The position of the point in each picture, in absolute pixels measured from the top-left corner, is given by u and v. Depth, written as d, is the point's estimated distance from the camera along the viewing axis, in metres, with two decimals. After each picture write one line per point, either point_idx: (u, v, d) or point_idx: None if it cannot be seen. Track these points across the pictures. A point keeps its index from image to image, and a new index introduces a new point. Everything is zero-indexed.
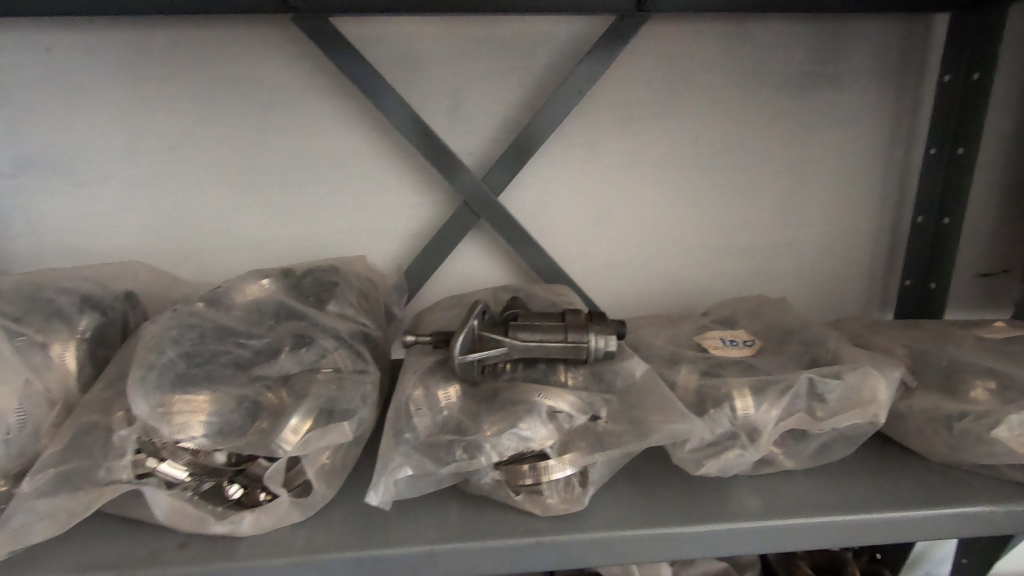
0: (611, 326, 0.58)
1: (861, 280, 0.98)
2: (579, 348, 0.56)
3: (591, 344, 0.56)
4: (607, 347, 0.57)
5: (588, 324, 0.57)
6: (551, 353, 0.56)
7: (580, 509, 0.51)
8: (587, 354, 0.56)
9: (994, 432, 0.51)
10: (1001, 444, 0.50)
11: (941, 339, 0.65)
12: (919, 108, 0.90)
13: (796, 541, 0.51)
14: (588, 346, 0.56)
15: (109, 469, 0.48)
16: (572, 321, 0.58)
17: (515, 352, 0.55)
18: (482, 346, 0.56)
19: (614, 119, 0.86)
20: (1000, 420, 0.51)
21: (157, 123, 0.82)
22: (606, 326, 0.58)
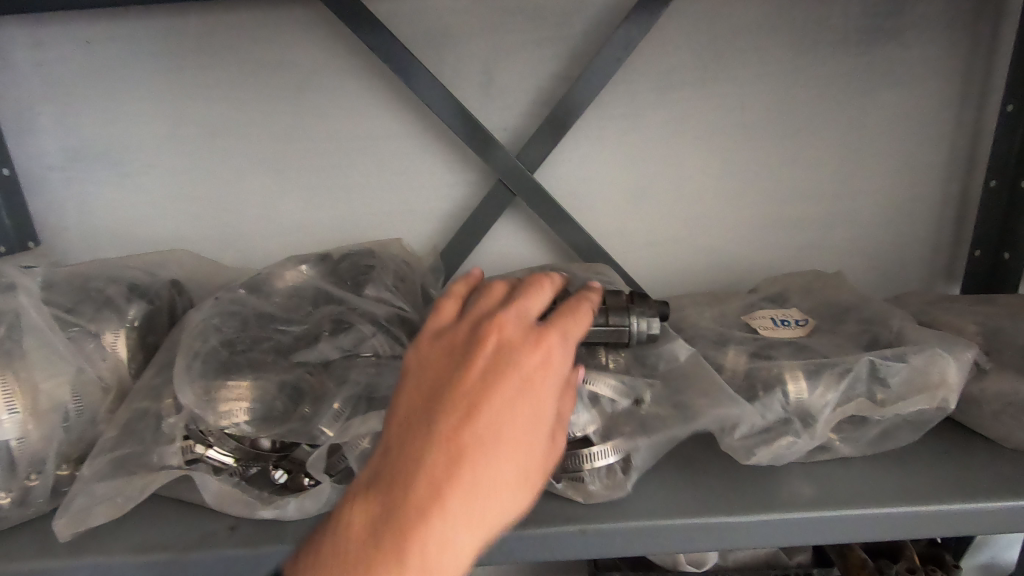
0: (653, 307, 0.56)
1: (925, 252, 0.91)
2: (622, 330, 0.54)
3: (634, 326, 0.54)
4: (650, 330, 0.54)
5: (630, 306, 0.55)
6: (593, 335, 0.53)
7: (623, 495, 0.49)
8: (630, 336, 0.54)
9: None
10: None
11: (1018, 314, 0.60)
12: (994, 61, 0.82)
13: (856, 532, 0.48)
14: (631, 327, 0.54)
15: (162, 454, 0.49)
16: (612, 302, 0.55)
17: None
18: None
19: (655, 87, 0.82)
20: None
21: (195, 111, 0.82)
22: (648, 307, 0.56)
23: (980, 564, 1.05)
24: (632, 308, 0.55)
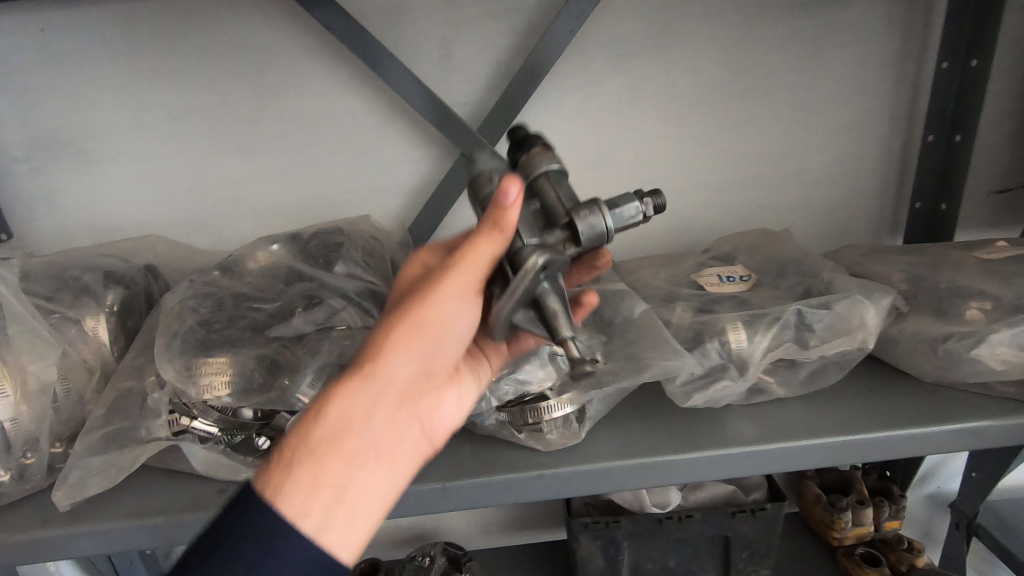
0: (469, 158, 0.49)
1: (871, 206, 0.96)
2: (504, 173, 0.47)
3: (489, 174, 0.47)
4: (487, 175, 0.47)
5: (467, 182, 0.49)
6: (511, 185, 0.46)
7: (577, 442, 0.55)
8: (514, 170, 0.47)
9: (974, 351, 0.53)
10: (982, 363, 0.52)
11: (941, 263, 0.64)
12: (932, 19, 0.85)
13: (787, 461, 0.53)
14: (493, 171, 0.47)
15: (149, 428, 0.53)
16: (469, 188, 0.48)
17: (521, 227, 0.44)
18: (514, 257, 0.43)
19: (609, 56, 0.84)
20: (981, 340, 0.52)
21: (157, 96, 0.83)
22: (474, 162, 0.49)
23: (928, 494, 1.14)
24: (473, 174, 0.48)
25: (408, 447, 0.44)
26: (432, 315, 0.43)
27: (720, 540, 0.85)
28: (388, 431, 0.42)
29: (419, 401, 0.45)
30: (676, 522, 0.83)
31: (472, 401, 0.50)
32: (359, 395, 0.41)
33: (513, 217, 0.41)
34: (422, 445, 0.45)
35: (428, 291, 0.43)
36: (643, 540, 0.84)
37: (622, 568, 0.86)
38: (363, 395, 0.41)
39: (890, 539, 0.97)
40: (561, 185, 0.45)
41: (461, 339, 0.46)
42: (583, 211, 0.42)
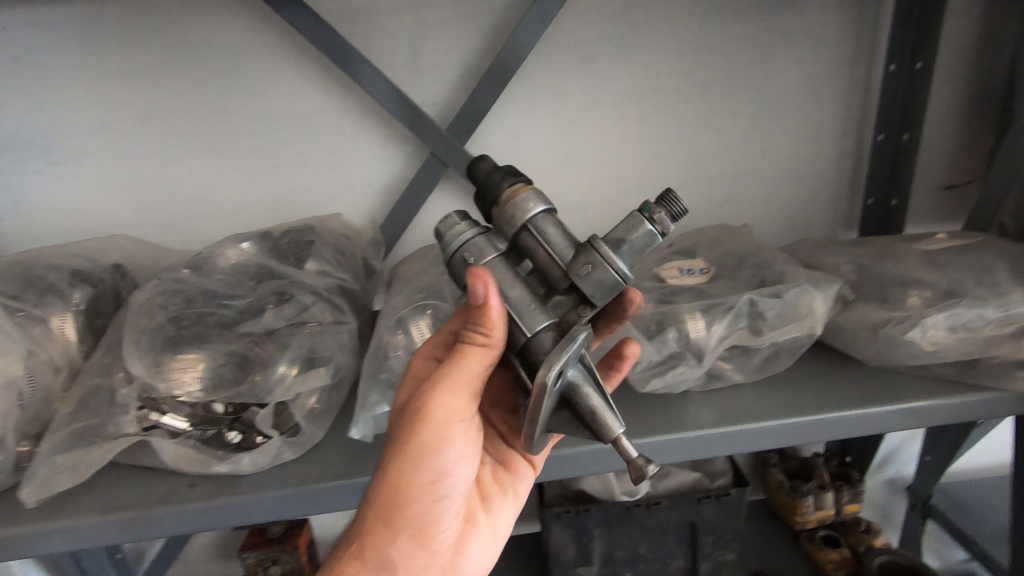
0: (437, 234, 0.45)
1: (827, 202, 1.00)
2: (482, 244, 0.43)
3: (465, 248, 0.43)
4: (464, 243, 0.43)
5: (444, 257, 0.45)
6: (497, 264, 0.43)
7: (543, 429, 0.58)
8: (491, 234, 0.44)
9: (909, 334, 0.57)
10: (917, 345, 0.56)
11: (886, 254, 0.68)
12: (880, 23, 0.89)
13: (742, 443, 0.56)
14: (468, 245, 0.43)
15: (117, 424, 0.53)
16: (450, 274, 0.44)
17: (526, 307, 0.42)
18: (529, 356, 0.42)
19: (574, 58, 0.86)
20: (913, 324, 0.57)
21: (123, 96, 0.82)
22: (445, 235, 0.45)
23: (887, 479, 1.19)
24: (449, 251, 0.44)
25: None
26: (418, 483, 0.46)
27: (687, 525, 0.88)
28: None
29: (422, 563, 0.49)
30: (644, 509, 0.85)
31: (497, 534, 0.56)
32: (358, 574, 0.45)
33: (494, 308, 0.40)
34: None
35: (409, 461, 0.45)
36: (613, 528, 0.87)
37: (593, 556, 0.89)
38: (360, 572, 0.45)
39: (851, 522, 1.02)
40: (549, 235, 0.43)
41: (458, 491, 0.49)
42: (585, 269, 0.41)
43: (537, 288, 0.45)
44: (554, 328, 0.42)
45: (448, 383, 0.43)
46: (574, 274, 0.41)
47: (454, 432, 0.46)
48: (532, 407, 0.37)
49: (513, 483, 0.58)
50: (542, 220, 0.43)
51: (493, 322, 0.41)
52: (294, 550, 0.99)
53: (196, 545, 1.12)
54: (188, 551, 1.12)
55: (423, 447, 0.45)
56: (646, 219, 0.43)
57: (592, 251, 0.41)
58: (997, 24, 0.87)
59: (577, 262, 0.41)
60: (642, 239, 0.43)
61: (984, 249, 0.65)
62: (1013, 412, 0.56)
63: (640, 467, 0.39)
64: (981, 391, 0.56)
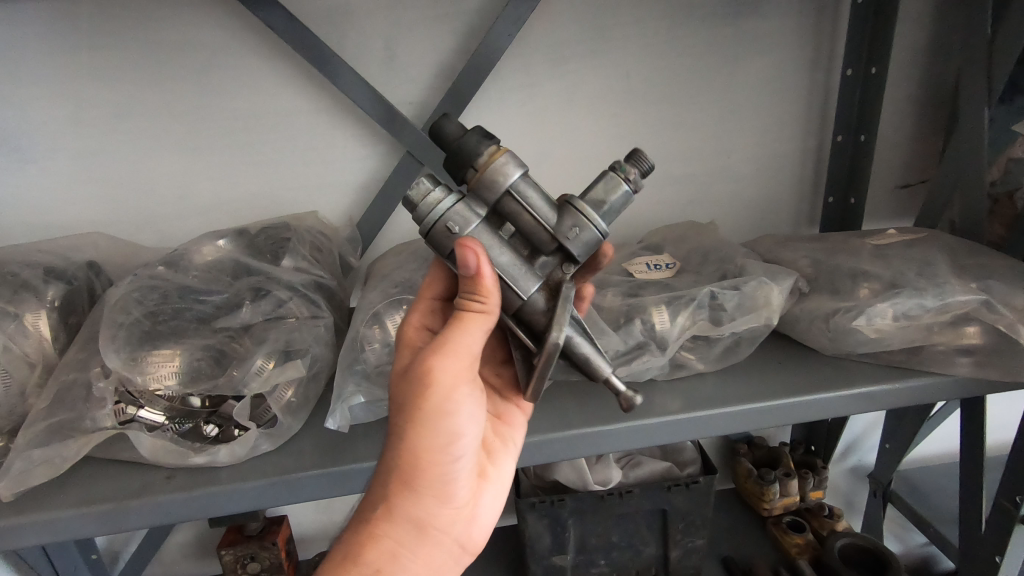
0: (409, 203, 0.44)
1: (791, 200, 1.04)
2: (465, 212, 0.43)
3: (447, 218, 0.43)
4: (442, 214, 0.43)
5: (420, 225, 0.44)
6: (483, 232, 0.44)
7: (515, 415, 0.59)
8: (469, 200, 0.44)
9: (855, 322, 0.61)
10: (861, 333, 0.60)
11: (841, 249, 0.72)
12: (838, 29, 0.93)
13: (704, 428, 0.58)
14: (450, 215, 0.43)
15: (94, 418, 0.54)
16: (431, 242, 0.44)
17: (518, 274, 0.45)
18: (523, 314, 0.46)
19: (546, 60, 0.89)
20: (860, 312, 0.61)
21: (95, 93, 0.82)
22: (418, 203, 0.44)
23: (850, 467, 1.24)
24: (428, 220, 0.44)
25: (443, 555, 0.49)
26: (433, 445, 0.46)
27: (658, 513, 0.91)
28: (423, 556, 0.47)
29: (448, 519, 0.49)
30: (616, 498, 0.88)
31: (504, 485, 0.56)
32: (388, 535, 0.46)
33: (488, 276, 0.43)
34: (456, 549, 0.51)
35: (422, 422, 0.45)
36: (586, 517, 0.89)
37: (568, 545, 0.91)
38: (389, 535, 0.46)
39: (813, 508, 1.06)
40: (533, 199, 0.44)
41: (473, 445, 0.49)
42: (573, 231, 0.44)
43: (521, 250, 0.47)
44: (546, 288, 0.46)
45: (450, 346, 0.45)
46: (562, 236, 0.44)
47: (462, 391, 0.46)
48: (540, 362, 0.43)
49: (507, 433, 0.57)
50: (521, 184, 0.44)
51: (487, 289, 0.43)
52: (272, 546, 1.00)
53: (173, 545, 1.11)
54: (165, 551, 1.12)
55: (435, 410, 0.46)
56: (623, 180, 0.47)
57: (577, 214, 0.45)
58: (946, 32, 0.92)
59: (563, 224, 0.44)
60: (620, 200, 0.46)
61: (930, 244, 0.69)
62: (955, 395, 0.60)
63: (626, 397, 0.46)
64: (926, 376, 0.60)
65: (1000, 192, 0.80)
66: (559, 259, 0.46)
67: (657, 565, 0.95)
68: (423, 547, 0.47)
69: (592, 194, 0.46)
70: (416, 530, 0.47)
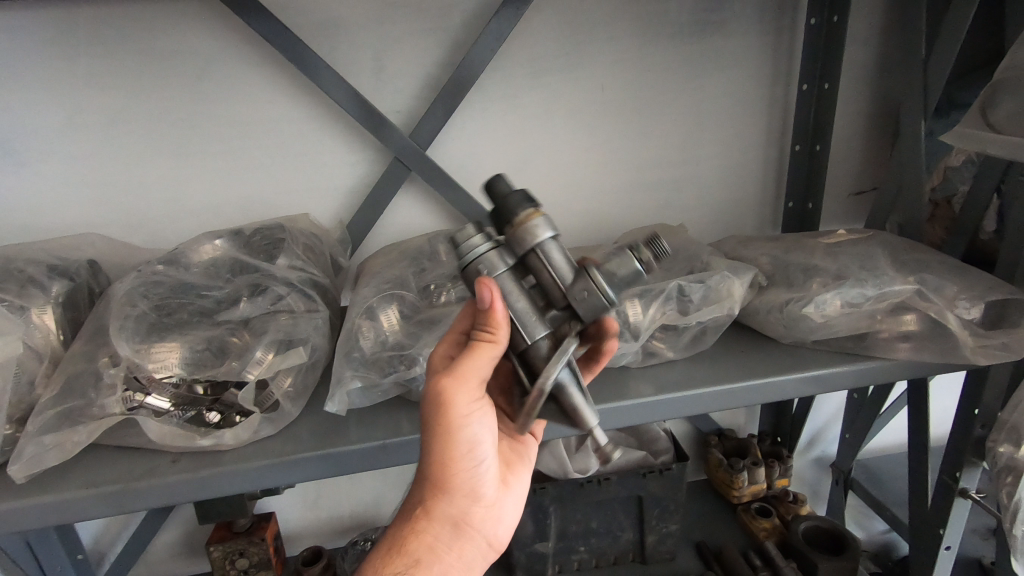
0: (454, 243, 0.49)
1: (754, 205, 1.11)
2: (495, 259, 0.47)
3: (479, 262, 0.47)
4: (484, 259, 0.47)
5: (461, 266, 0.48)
6: (506, 278, 0.48)
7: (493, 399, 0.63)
8: (502, 251, 0.48)
9: (805, 311, 0.68)
10: (811, 320, 0.67)
11: (796, 247, 0.79)
12: (795, 48, 1.01)
13: (672, 409, 0.64)
14: (482, 259, 0.47)
15: (103, 404, 0.57)
16: (465, 281, 0.48)
17: (527, 324, 0.48)
18: (528, 354, 0.49)
19: (527, 72, 0.94)
20: (811, 301, 0.68)
21: (91, 99, 0.85)
22: (460, 244, 0.48)
23: (815, 458, 1.31)
24: (463, 261, 0.48)
25: (474, 551, 0.54)
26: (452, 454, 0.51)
27: (634, 500, 0.96)
28: (455, 548, 0.53)
29: (479, 515, 0.55)
30: (595, 485, 0.93)
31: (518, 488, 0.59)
32: (426, 527, 0.52)
33: (499, 311, 0.47)
34: (485, 546, 0.55)
35: (442, 435, 0.50)
36: (567, 504, 0.94)
37: (550, 531, 0.96)
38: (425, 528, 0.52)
39: (780, 494, 1.12)
40: (553, 258, 0.47)
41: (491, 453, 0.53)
42: (582, 295, 0.47)
43: (538, 301, 0.50)
44: (551, 338, 0.49)
45: (461, 370, 0.49)
46: (572, 298, 0.47)
47: (476, 406, 0.51)
48: (527, 404, 0.45)
49: (524, 450, 0.62)
50: (549, 245, 0.47)
51: (497, 321, 0.47)
52: (261, 542, 1.02)
53: (159, 545, 1.13)
54: (150, 551, 1.13)
55: (451, 426, 0.50)
56: (636, 258, 0.49)
57: (590, 280, 0.46)
58: (891, 52, 1.01)
59: (575, 287, 0.47)
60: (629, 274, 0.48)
61: (874, 242, 0.76)
62: (896, 378, 0.67)
63: (601, 450, 0.48)
64: (871, 360, 0.66)
65: (939, 198, 0.88)
66: (568, 314, 0.49)
67: (634, 549, 1.02)
68: (457, 541, 0.53)
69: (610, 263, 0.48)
70: (449, 523, 0.53)
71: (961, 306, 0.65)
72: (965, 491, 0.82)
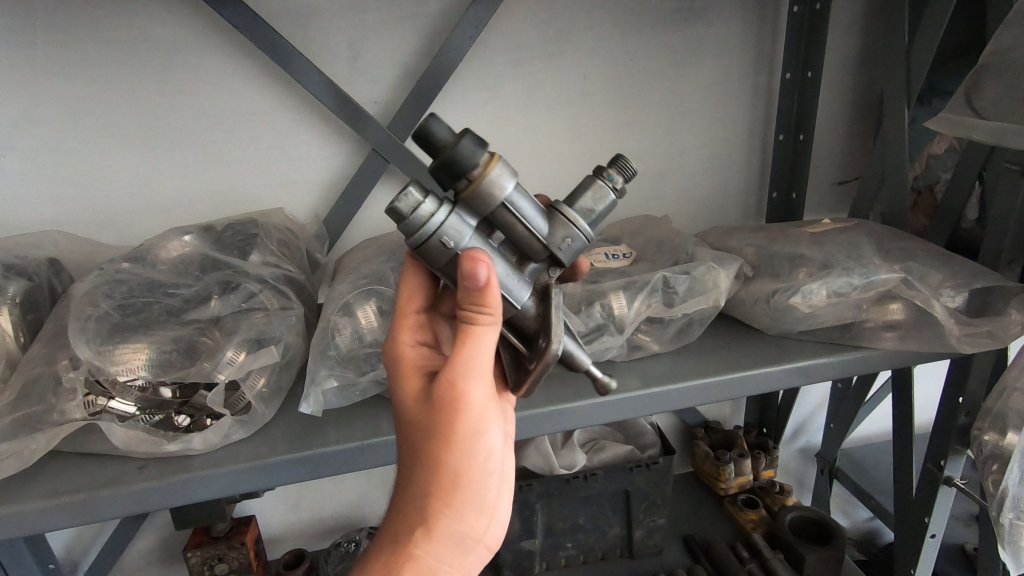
0: (398, 216, 0.42)
1: (739, 196, 1.11)
2: (459, 225, 0.43)
3: (442, 233, 0.43)
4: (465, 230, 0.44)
5: (409, 237, 0.44)
6: (480, 243, 0.45)
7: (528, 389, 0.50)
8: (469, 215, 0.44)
9: (791, 300, 0.67)
10: (797, 310, 0.67)
11: (781, 237, 0.78)
12: (777, 36, 1.00)
13: (658, 404, 0.62)
14: (443, 231, 0.43)
15: (63, 410, 0.53)
16: (427, 256, 0.44)
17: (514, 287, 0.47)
18: (515, 320, 0.49)
19: (508, 61, 0.92)
20: (796, 291, 0.67)
21: (50, 89, 0.81)
22: (409, 216, 0.43)
23: (800, 448, 1.31)
24: (423, 238, 0.43)
25: (481, 563, 0.50)
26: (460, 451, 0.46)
27: (621, 494, 0.95)
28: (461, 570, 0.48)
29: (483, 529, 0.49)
30: (581, 480, 0.91)
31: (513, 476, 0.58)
32: (429, 554, 0.46)
33: (493, 287, 0.43)
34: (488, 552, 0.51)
35: (450, 438, 0.46)
36: (553, 501, 0.93)
37: (536, 529, 0.94)
38: (429, 553, 0.46)
39: (766, 485, 1.12)
40: (524, 210, 0.45)
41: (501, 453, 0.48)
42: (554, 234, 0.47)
43: (511, 256, 0.48)
44: (535, 293, 0.49)
45: (462, 364, 0.45)
46: (553, 246, 0.46)
47: (489, 407, 0.47)
48: (535, 370, 0.47)
49: None
50: (515, 195, 0.44)
51: (492, 301, 0.44)
52: (241, 547, 0.99)
53: (135, 552, 1.09)
54: (125, 559, 1.09)
55: (464, 428, 0.46)
56: (609, 188, 0.49)
57: (561, 222, 0.47)
58: (872, 40, 1.00)
59: (555, 236, 0.47)
60: (598, 204, 0.49)
61: (859, 230, 0.76)
62: (882, 367, 0.66)
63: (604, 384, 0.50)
64: (856, 350, 0.66)
65: (922, 185, 0.88)
66: (546, 264, 0.49)
67: (621, 545, 1.01)
68: (463, 559, 0.48)
69: (576, 200, 0.49)
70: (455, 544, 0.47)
71: (946, 294, 0.64)
72: (950, 479, 0.82)
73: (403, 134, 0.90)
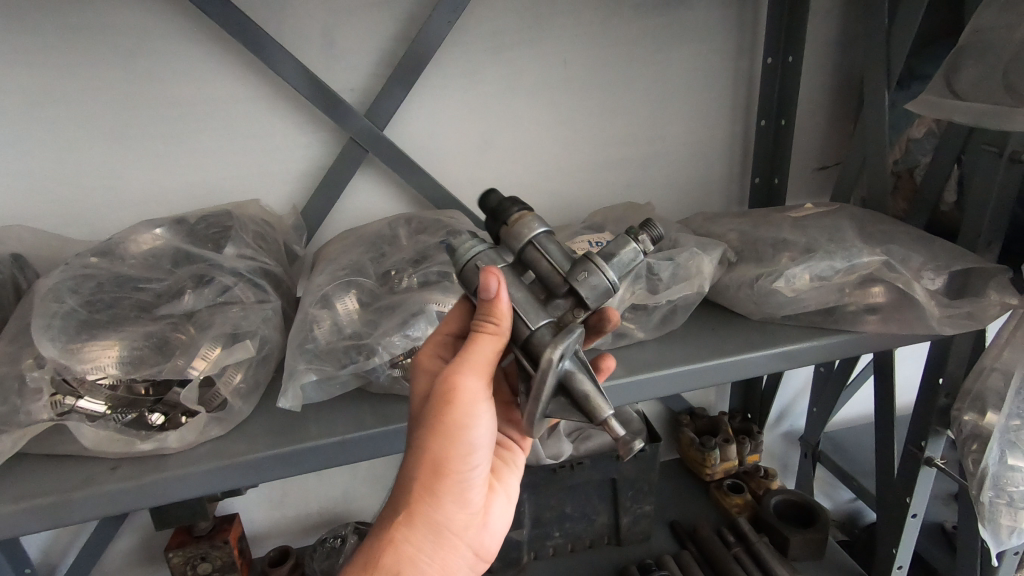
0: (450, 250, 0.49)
1: (721, 182, 1.10)
2: (493, 256, 0.47)
3: (475, 259, 0.46)
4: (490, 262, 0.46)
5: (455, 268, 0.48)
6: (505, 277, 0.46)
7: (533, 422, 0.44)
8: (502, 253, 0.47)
9: (774, 285, 0.67)
10: (780, 295, 0.66)
11: (764, 222, 0.78)
12: (759, 21, 1.00)
13: (643, 392, 0.62)
14: (477, 257, 0.46)
15: (28, 411, 0.51)
16: (462, 281, 0.47)
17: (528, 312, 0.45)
18: (529, 344, 0.45)
19: (487, 47, 0.91)
20: (779, 276, 0.67)
21: (10, 78, 0.77)
22: (458, 250, 0.48)
23: (784, 432, 1.32)
24: (461, 262, 0.47)
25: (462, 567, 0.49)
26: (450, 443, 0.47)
27: (608, 482, 0.95)
28: (438, 563, 0.47)
29: (462, 524, 0.49)
30: (568, 470, 0.91)
31: (511, 498, 0.57)
32: (408, 539, 0.46)
33: (504, 300, 0.44)
34: (471, 556, 0.50)
35: (439, 430, 0.46)
36: (540, 490, 0.92)
37: (524, 519, 0.94)
38: (408, 538, 0.46)
39: (751, 470, 1.13)
40: (551, 250, 0.46)
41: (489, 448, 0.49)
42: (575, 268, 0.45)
43: (538, 295, 0.47)
44: (553, 325, 0.46)
45: (460, 360, 0.46)
46: (574, 279, 0.45)
47: (480, 405, 0.47)
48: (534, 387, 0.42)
49: (511, 456, 0.59)
50: (544, 238, 0.47)
51: (502, 312, 0.45)
52: (224, 545, 0.97)
53: (115, 554, 1.07)
54: (104, 560, 1.07)
55: (455, 421, 0.46)
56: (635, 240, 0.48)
57: (587, 261, 0.45)
58: (852, 24, 1.00)
59: (575, 269, 0.45)
60: (629, 254, 0.47)
61: (841, 215, 0.76)
62: (864, 350, 0.67)
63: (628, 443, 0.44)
64: (838, 334, 0.66)
65: (901, 169, 0.89)
66: (572, 303, 0.46)
67: (609, 532, 1.01)
68: (441, 551, 0.47)
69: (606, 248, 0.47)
70: (434, 535, 0.47)
71: (926, 276, 0.65)
72: (930, 459, 0.84)
73: (380, 122, 0.88)
